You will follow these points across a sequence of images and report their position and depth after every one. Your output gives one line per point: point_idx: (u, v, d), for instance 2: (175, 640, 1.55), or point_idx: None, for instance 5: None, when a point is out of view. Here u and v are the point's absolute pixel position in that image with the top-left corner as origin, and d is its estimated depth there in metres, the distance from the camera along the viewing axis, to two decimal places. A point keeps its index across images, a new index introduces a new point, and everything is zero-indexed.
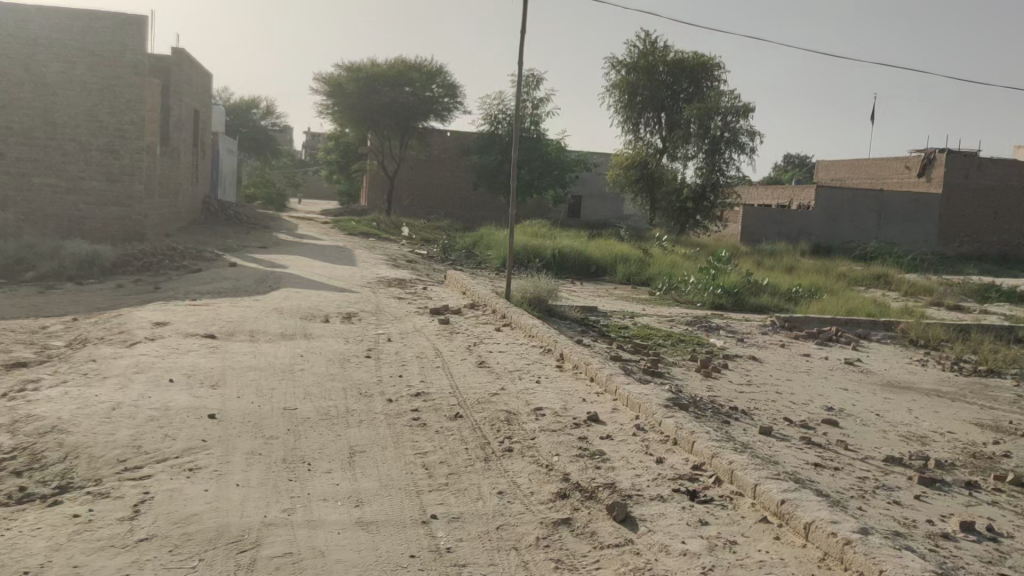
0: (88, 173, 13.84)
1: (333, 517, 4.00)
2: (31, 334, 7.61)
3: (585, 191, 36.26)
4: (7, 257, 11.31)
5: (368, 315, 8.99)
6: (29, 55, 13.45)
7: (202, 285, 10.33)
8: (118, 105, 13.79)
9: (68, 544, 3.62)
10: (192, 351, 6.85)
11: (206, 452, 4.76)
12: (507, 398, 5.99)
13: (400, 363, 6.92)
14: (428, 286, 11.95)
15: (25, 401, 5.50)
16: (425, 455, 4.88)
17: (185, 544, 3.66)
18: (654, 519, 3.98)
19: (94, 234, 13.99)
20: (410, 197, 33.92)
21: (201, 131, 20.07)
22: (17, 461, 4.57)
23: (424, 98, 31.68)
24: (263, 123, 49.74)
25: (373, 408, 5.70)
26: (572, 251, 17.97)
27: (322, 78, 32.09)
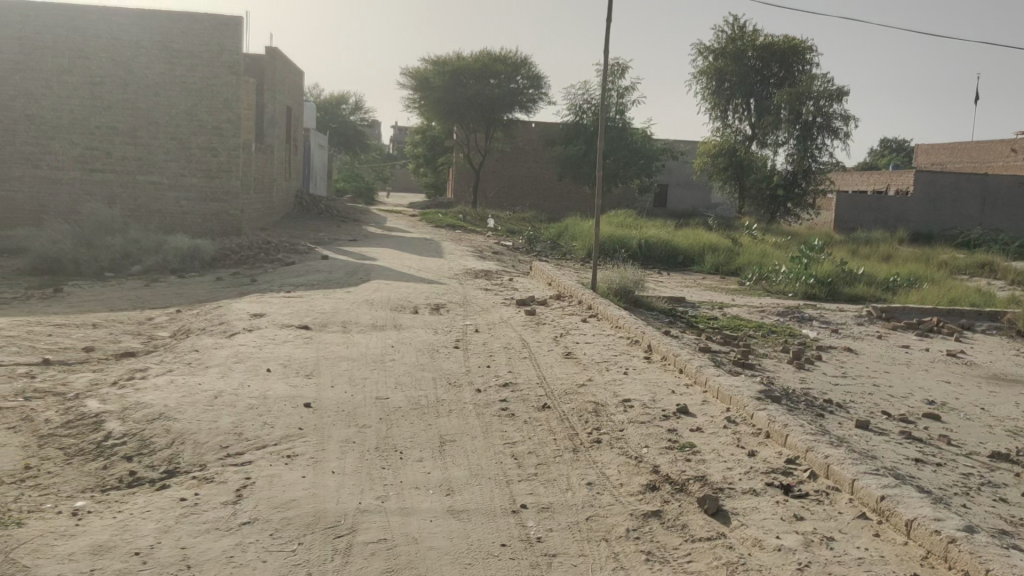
0: (188, 170, 14.39)
1: (426, 504, 4.08)
2: (139, 325, 7.99)
3: (672, 180, 35.80)
4: (115, 250, 11.81)
5: (455, 306, 9.08)
6: (132, 58, 14.01)
7: (296, 277, 10.65)
8: (215, 105, 14.33)
9: (176, 526, 3.79)
10: (288, 342, 7.08)
11: (303, 439, 4.92)
12: (594, 389, 5.99)
13: (488, 353, 6.99)
14: (514, 278, 12.02)
15: (133, 389, 5.78)
16: (514, 445, 4.91)
17: (284, 528, 3.79)
18: (747, 513, 3.92)
19: (194, 229, 14.54)
20: (495, 189, 34.12)
21: (293, 128, 20.67)
22: (128, 446, 4.81)
23: (509, 90, 31.78)
24: (352, 118, 50.81)
25: (462, 397, 5.79)
26: (657, 241, 17.80)
27: (408, 73, 32.54)
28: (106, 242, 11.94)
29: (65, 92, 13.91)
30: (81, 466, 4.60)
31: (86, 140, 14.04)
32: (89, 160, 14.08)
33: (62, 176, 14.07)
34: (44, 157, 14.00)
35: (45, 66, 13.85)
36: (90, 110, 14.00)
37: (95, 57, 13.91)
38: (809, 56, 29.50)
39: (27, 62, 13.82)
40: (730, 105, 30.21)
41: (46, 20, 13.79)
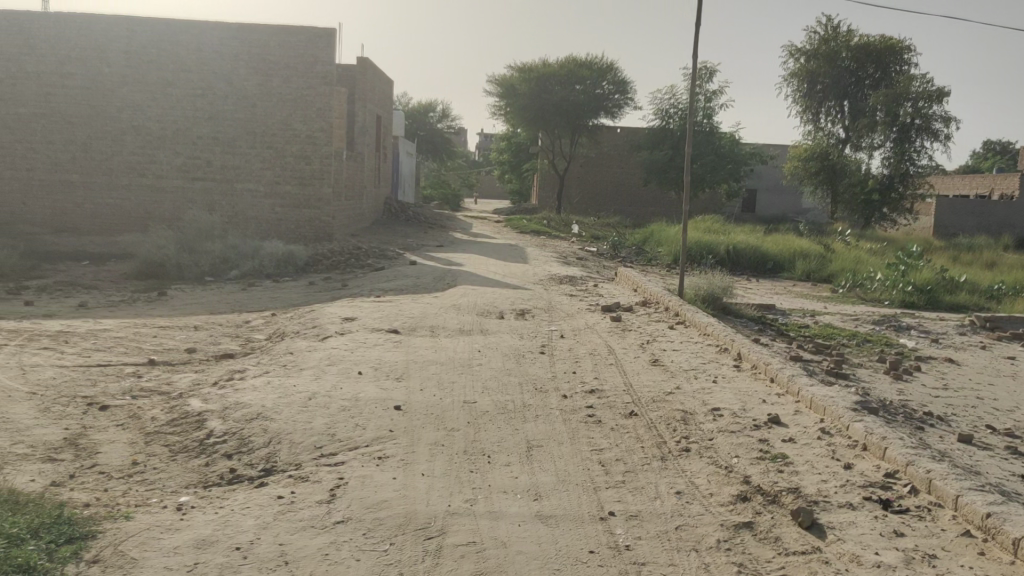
0: (283, 178, 14.85)
1: (514, 509, 4.11)
2: (237, 328, 8.29)
3: (760, 185, 35.10)
4: (215, 256, 12.26)
5: (541, 312, 9.11)
6: (231, 70, 14.57)
7: (386, 282, 10.86)
8: (309, 114, 14.75)
9: (275, 523, 3.93)
10: (379, 345, 7.23)
11: (393, 441, 5.02)
12: (682, 397, 5.92)
13: (573, 359, 6.99)
14: (599, 284, 11.98)
15: (232, 390, 6.01)
16: (602, 452, 4.90)
17: (376, 528, 3.88)
18: (844, 527, 3.82)
19: (288, 234, 14.99)
20: (580, 195, 34.07)
21: (383, 137, 21.10)
22: (228, 444, 5.01)
23: (594, 96, 31.68)
24: (439, 125, 51.46)
25: (549, 403, 5.80)
26: (746, 246, 17.46)
27: (494, 79, 32.85)
28: (205, 247, 12.41)
29: (169, 104, 14.54)
30: (185, 463, 4.80)
31: (188, 150, 14.67)
32: (191, 169, 14.70)
33: (166, 184, 14.70)
34: (148, 166, 14.65)
35: (151, 78, 14.50)
36: (193, 121, 14.63)
37: (198, 70, 14.53)
38: (907, 56, 28.50)
39: (134, 75, 14.47)
40: (822, 107, 29.44)
41: (152, 34, 14.42)
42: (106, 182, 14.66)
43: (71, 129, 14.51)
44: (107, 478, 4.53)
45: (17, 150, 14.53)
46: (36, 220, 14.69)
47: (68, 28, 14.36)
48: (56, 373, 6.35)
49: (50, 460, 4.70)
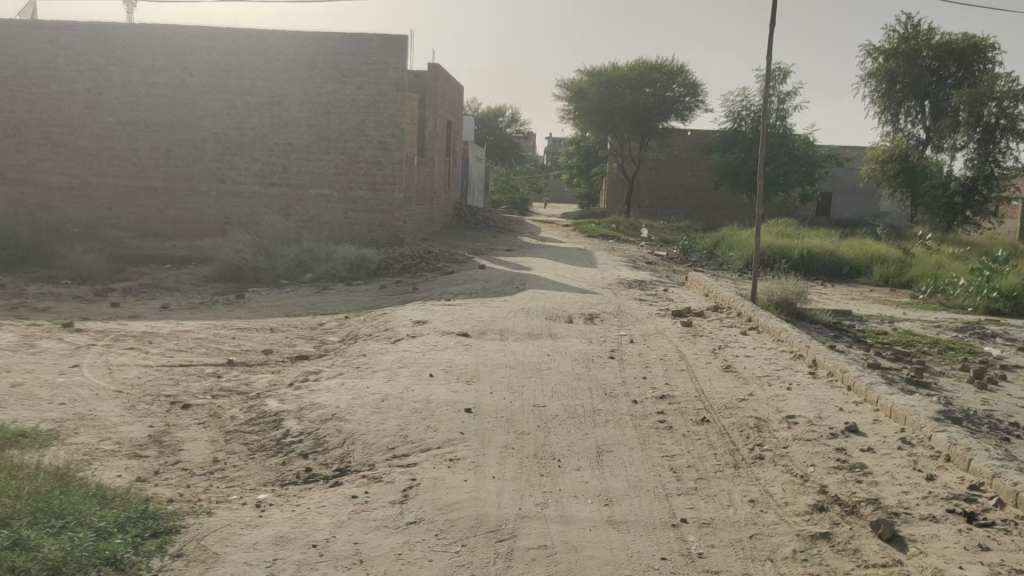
0: (356, 183, 15.10)
1: (584, 513, 4.10)
2: (311, 330, 8.47)
3: (836, 188, 34.30)
4: (290, 259, 12.55)
5: (610, 317, 9.07)
6: (306, 78, 14.90)
7: (456, 286, 10.97)
8: (381, 120, 14.93)
9: (350, 522, 4.00)
10: (449, 349, 7.30)
11: (464, 444, 5.07)
12: (756, 404, 5.82)
13: (644, 365, 6.94)
14: (669, 288, 11.86)
15: (308, 391, 6.15)
16: (673, 458, 4.86)
17: (448, 529, 3.92)
18: (926, 540, 3.71)
19: (360, 238, 15.23)
20: (649, 198, 33.83)
21: (453, 142, 21.29)
22: (304, 444, 5.14)
23: (664, 99, 31.39)
24: (508, 130, 51.65)
25: (619, 408, 5.77)
26: (821, 251, 17.09)
27: (564, 83, 32.88)
28: (281, 251, 12.72)
29: (247, 112, 14.98)
30: (263, 461, 4.93)
31: (265, 156, 15.08)
32: (268, 175, 15.12)
33: (244, 190, 15.16)
34: (228, 173, 15.13)
35: (230, 87, 14.96)
36: (270, 128, 15.03)
37: (274, 79, 14.90)
38: (992, 54, 27.45)
39: (214, 84, 14.95)
40: (901, 107, 28.61)
41: (230, 44, 14.85)
42: (188, 188, 15.19)
43: (155, 137, 15.08)
44: (190, 474, 4.69)
45: (105, 158, 15.15)
46: (122, 225, 15.30)
47: (151, 39, 14.88)
48: (141, 372, 6.59)
49: (136, 456, 4.88)
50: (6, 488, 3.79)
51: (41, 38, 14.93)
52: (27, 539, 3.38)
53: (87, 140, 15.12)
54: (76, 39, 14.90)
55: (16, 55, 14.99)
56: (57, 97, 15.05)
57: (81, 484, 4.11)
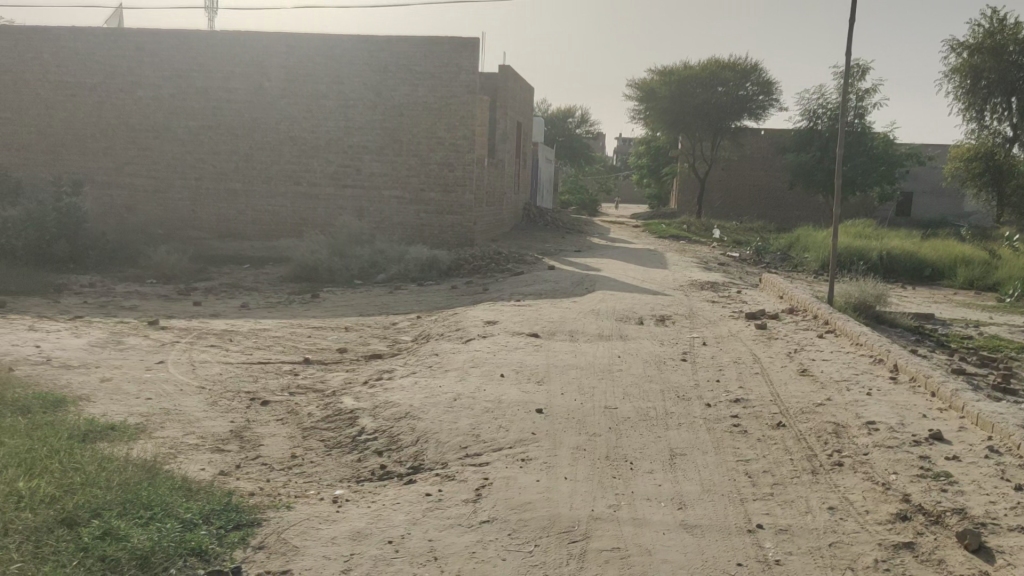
0: (428, 185, 15.26)
1: (658, 516, 4.08)
2: (384, 329, 8.60)
3: (917, 187, 33.25)
4: (363, 260, 12.76)
5: (682, 318, 8.98)
6: (379, 82, 15.12)
7: (526, 287, 10.99)
8: (453, 122, 15.05)
9: (424, 519, 4.06)
10: (520, 349, 7.32)
11: (536, 444, 5.08)
12: (833, 409, 5.69)
13: (717, 368, 6.85)
14: (743, 290, 11.66)
15: (382, 389, 6.25)
16: (748, 462, 4.79)
17: (521, 529, 3.94)
18: (1015, 552, 3.58)
19: (431, 239, 15.38)
20: (722, 199, 33.43)
21: (523, 143, 21.35)
22: (379, 441, 5.23)
23: (737, 98, 30.88)
24: (578, 131, 51.59)
25: (691, 411, 5.71)
26: (901, 252, 16.60)
27: (634, 83, 32.65)
28: (355, 251, 12.95)
29: (323, 116, 15.30)
30: (339, 458, 5.05)
31: (340, 159, 15.38)
32: (342, 177, 15.42)
33: (319, 192, 15.50)
34: (304, 175, 15.49)
35: (306, 91, 15.30)
36: (345, 131, 15.31)
37: (349, 82, 15.18)
38: None
39: (292, 89, 15.31)
40: (987, 104, 27.55)
41: (307, 49, 15.18)
42: (266, 190, 15.60)
43: (236, 141, 15.55)
44: (269, 469, 4.82)
45: (188, 161, 15.68)
46: (203, 226, 15.79)
47: (231, 45, 15.32)
48: (222, 369, 6.80)
49: (218, 450, 5.04)
50: (98, 479, 3.95)
51: (128, 46, 15.52)
52: (117, 528, 3.52)
53: (171, 144, 15.67)
54: (161, 46, 15.44)
55: (105, 62, 15.62)
56: (143, 102, 15.62)
57: (168, 476, 4.26)
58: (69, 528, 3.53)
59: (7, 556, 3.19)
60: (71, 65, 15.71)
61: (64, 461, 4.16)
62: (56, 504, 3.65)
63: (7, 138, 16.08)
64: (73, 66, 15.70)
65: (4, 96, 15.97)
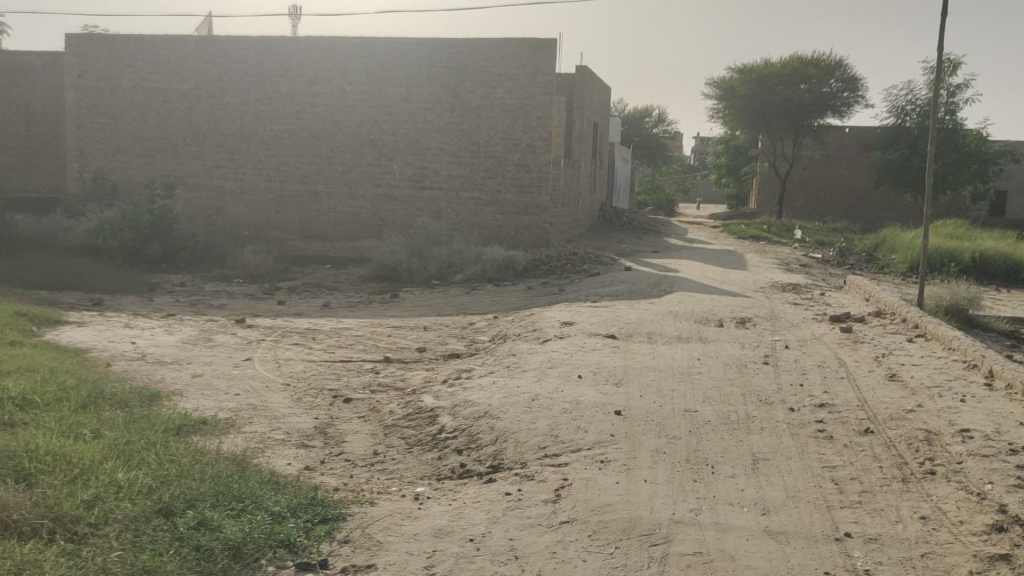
0: (504, 186, 15.31)
1: (741, 522, 4.01)
2: (462, 329, 8.69)
3: (1012, 186, 31.86)
4: (440, 261, 12.90)
5: (763, 321, 8.81)
6: (458, 84, 15.26)
7: (604, 288, 10.94)
8: (530, 123, 15.07)
9: (504, 518, 4.08)
10: (597, 350, 7.30)
11: (615, 446, 5.06)
12: (925, 416, 5.49)
13: (800, 371, 6.70)
14: (828, 292, 11.37)
15: (461, 388, 6.31)
16: (835, 469, 4.67)
17: (601, 530, 3.93)
18: None
19: (508, 240, 15.43)
20: (803, 199, 32.67)
21: (599, 143, 21.27)
22: (459, 440, 5.29)
23: (822, 94, 30.07)
24: (655, 130, 51.11)
25: (775, 416, 5.60)
26: (995, 253, 15.95)
27: (713, 82, 32.15)
28: (433, 252, 13.12)
29: (403, 118, 15.53)
30: (420, 456, 5.13)
31: (418, 161, 15.59)
32: (421, 178, 15.63)
33: (398, 194, 15.75)
34: (383, 176, 15.75)
35: (386, 95, 15.56)
36: (424, 133, 15.50)
37: (428, 85, 15.37)
38: None
39: (372, 92, 15.59)
40: None
41: (387, 53, 15.42)
42: (347, 192, 15.93)
43: (318, 144, 15.91)
44: (352, 465, 4.92)
45: (273, 164, 16.13)
46: (287, 227, 16.23)
47: (314, 50, 15.66)
48: (306, 367, 6.98)
49: (303, 446, 5.17)
50: (191, 472, 4.10)
51: (216, 53, 16.06)
52: (211, 519, 3.64)
53: (257, 148, 16.16)
54: (248, 52, 15.93)
55: (195, 69, 16.20)
56: (231, 107, 16.16)
57: (256, 469, 4.40)
58: (165, 518, 3.66)
59: (109, 543, 3.34)
60: (164, 71, 16.35)
61: (160, 453, 4.33)
62: (153, 494, 3.80)
63: (104, 142, 16.82)
64: (165, 73, 16.34)
65: (101, 102, 16.71)
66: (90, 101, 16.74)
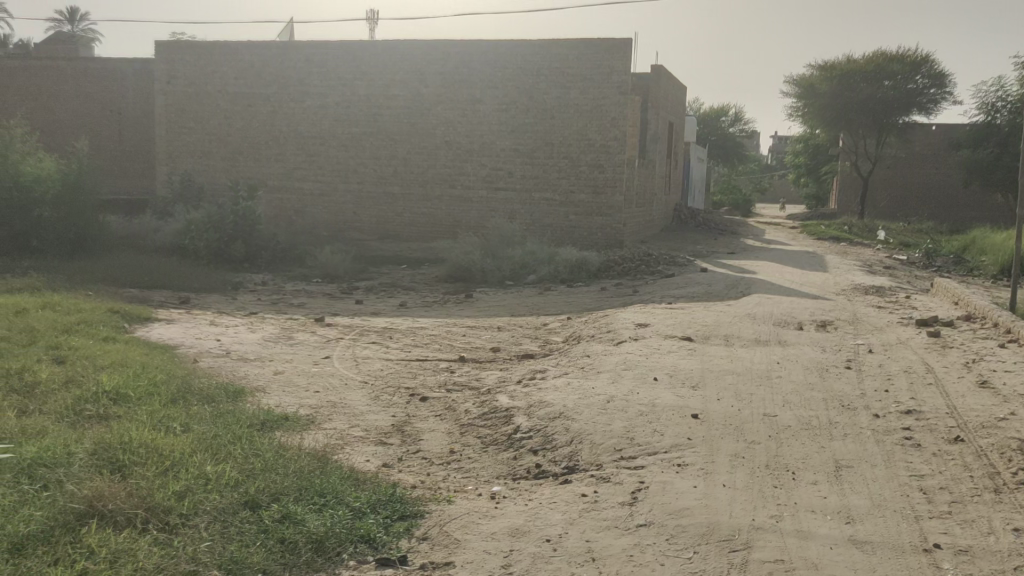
0: (578, 187, 15.26)
1: (824, 530, 3.91)
2: (536, 330, 8.70)
3: None
4: (513, 262, 12.94)
5: (845, 324, 8.58)
6: (532, 85, 15.28)
7: (679, 289, 10.81)
8: (604, 123, 14.97)
9: (581, 520, 4.07)
10: (672, 352, 7.22)
11: (692, 449, 5.00)
12: (1018, 425, 5.26)
13: (885, 377, 6.49)
14: (913, 295, 11.00)
15: (535, 389, 6.31)
16: (923, 478, 4.52)
17: (679, 535, 3.89)
18: None
19: (581, 241, 15.37)
20: (886, 198, 31.73)
21: (674, 143, 21.04)
22: (534, 440, 5.31)
23: (907, 91, 29.11)
24: (732, 130, 50.30)
25: (858, 422, 5.45)
26: None
27: (793, 80, 31.43)
28: (507, 253, 13.19)
29: (478, 119, 15.63)
30: (495, 455, 5.17)
31: (492, 162, 15.67)
32: (495, 180, 15.71)
33: (473, 195, 15.86)
34: (458, 178, 15.90)
35: (461, 97, 15.68)
36: (498, 134, 15.58)
37: (504, 86, 15.44)
38: None
39: (448, 94, 15.74)
40: None
41: (463, 55, 15.54)
42: (422, 193, 16.13)
43: (394, 146, 16.15)
44: (429, 463, 4.98)
45: (351, 166, 16.44)
46: (365, 228, 16.54)
47: (392, 53, 15.89)
48: (383, 365, 7.09)
49: (382, 443, 5.25)
50: (275, 467, 4.21)
51: (297, 58, 16.46)
52: (295, 513, 3.74)
53: (336, 150, 16.50)
54: (327, 56, 16.26)
55: (277, 73, 16.63)
56: (311, 111, 16.54)
57: (337, 465, 4.48)
58: (251, 510, 3.77)
59: (199, 535, 3.46)
60: (248, 77, 16.83)
61: (245, 448, 4.45)
62: (239, 487, 3.91)
63: (191, 145, 17.41)
64: (249, 78, 16.83)
65: (188, 107, 17.30)
66: (178, 106, 17.35)
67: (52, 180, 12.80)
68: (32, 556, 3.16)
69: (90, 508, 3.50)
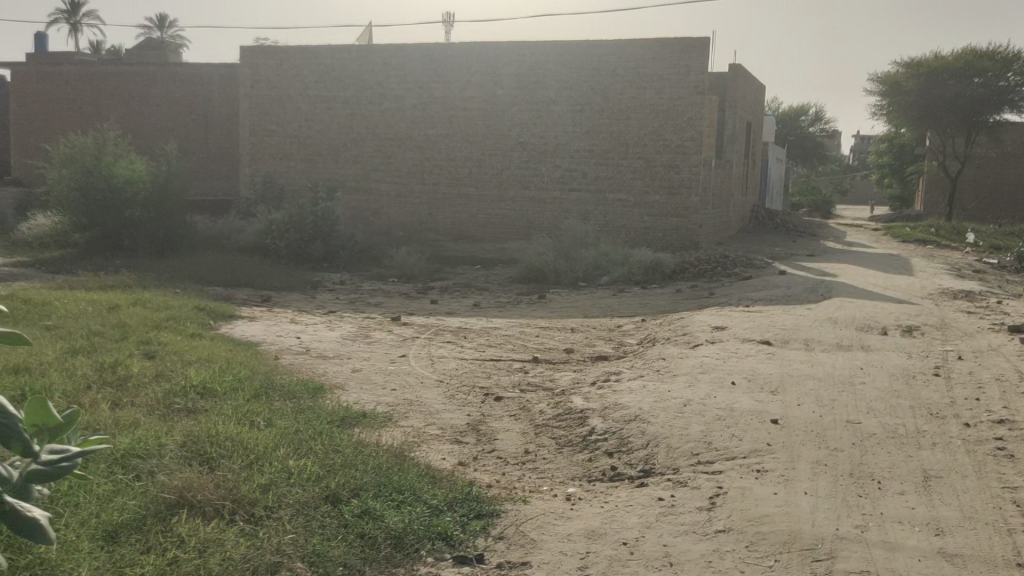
0: (652, 188, 15.10)
1: (911, 542, 3.78)
2: (610, 332, 8.64)
3: None
4: (587, 263, 12.90)
5: (932, 329, 8.28)
6: (607, 85, 15.20)
7: (757, 292, 10.61)
8: (681, 124, 14.79)
9: (658, 524, 4.03)
10: (751, 356, 7.08)
11: (772, 455, 4.89)
12: None
13: (976, 385, 6.24)
14: (1005, 300, 10.55)
15: (611, 391, 6.27)
16: (1017, 490, 4.33)
17: (759, 542, 3.81)
18: None
19: (655, 242, 15.20)
20: (975, 200, 30.60)
21: (752, 144, 20.64)
22: (609, 443, 5.28)
23: (999, 89, 27.94)
24: (812, 129, 49.02)
25: (947, 431, 5.25)
26: None
27: (878, 78, 30.42)
28: (580, 254, 13.16)
29: (552, 120, 15.64)
30: (571, 456, 5.17)
31: (566, 163, 15.64)
32: (569, 180, 15.65)
33: (547, 196, 15.85)
34: (532, 179, 15.91)
35: (537, 98, 15.70)
36: (573, 135, 15.54)
37: (579, 88, 15.40)
38: None
39: (523, 96, 15.79)
40: None
41: (539, 56, 15.56)
42: (496, 194, 16.20)
43: (470, 148, 16.27)
44: (504, 462, 4.99)
45: (427, 167, 16.64)
46: (439, 229, 16.70)
47: (468, 56, 16.03)
48: (458, 364, 7.15)
49: (457, 442, 5.30)
50: (355, 463, 4.28)
51: (375, 61, 16.74)
52: (374, 509, 3.80)
53: (412, 151, 16.71)
54: (405, 60, 16.50)
55: (356, 77, 16.94)
56: (389, 113, 16.80)
57: (414, 463, 4.52)
58: (332, 505, 3.84)
59: (282, 527, 3.53)
60: (327, 80, 17.20)
61: (327, 444, 4.54)
62: (321, 482, 3.98)
63: (273, 147, 17.88)
64: (329, 82, 17.18)
65: (271, 110, 17.77)
66: (261, 109, 17.84)
67: (142, 181, 13.28)
68: (126, 544, 3.29)
69: (179, 499, 3.62)
